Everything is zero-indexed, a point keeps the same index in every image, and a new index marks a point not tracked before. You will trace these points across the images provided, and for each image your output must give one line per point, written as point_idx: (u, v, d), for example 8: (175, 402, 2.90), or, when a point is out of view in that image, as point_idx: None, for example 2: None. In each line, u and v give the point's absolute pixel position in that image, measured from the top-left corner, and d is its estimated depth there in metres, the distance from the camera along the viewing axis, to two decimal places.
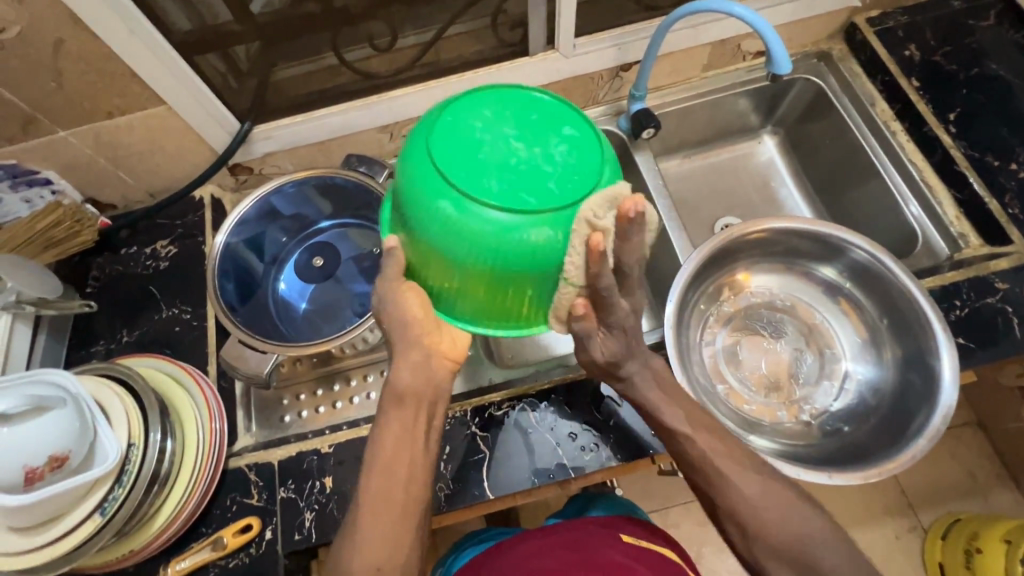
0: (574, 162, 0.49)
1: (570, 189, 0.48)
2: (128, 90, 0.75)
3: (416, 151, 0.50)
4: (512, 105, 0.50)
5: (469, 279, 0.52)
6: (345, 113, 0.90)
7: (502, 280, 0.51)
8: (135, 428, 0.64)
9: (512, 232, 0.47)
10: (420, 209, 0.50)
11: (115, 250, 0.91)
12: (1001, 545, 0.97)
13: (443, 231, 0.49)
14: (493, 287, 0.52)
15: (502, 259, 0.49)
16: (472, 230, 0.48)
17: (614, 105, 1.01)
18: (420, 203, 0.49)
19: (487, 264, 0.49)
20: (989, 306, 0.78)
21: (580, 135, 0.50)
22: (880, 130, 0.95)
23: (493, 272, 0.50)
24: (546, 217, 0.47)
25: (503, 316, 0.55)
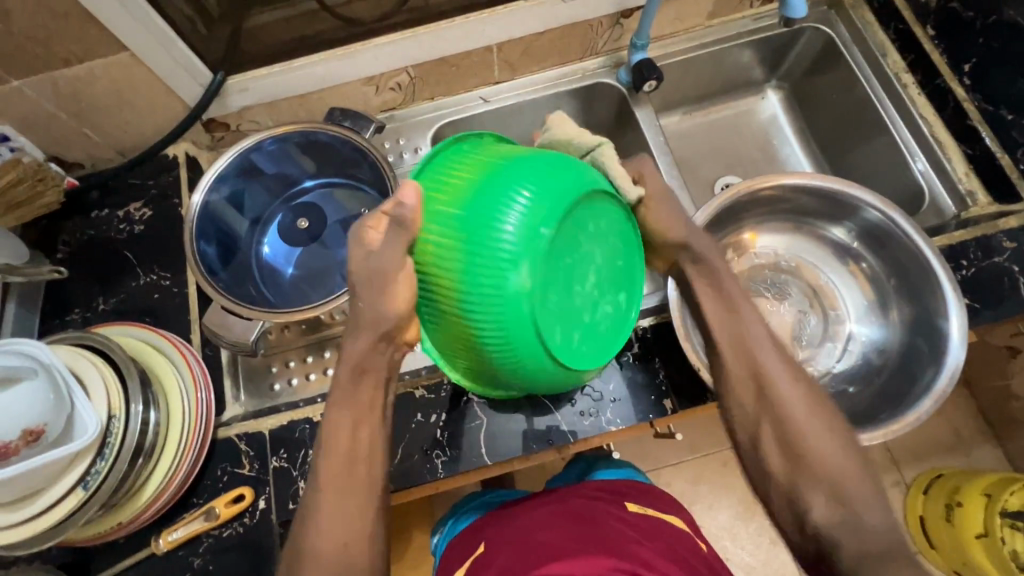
0: (609, 317, 0.54)
1: (588, 336, 0.53)
2: (85, 34, 0.68)
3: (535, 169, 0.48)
4: (617, 242, 0.53)
5: (439, 269, 0.48)
6: (327, 63, 0.84)
7: (459, 307, 0.48)
8: (114, 398, 0.61)
9: (524, 306, 0.46)
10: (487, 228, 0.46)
11: (85, 213, 0.86)
12: (981, 498, 0.99)
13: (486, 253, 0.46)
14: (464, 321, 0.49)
15: (476, 297, 0.47)
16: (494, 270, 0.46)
17: (613, 56, 0.95)
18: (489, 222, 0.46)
19: (476, 305, 0.47)
20: (995, 266, 0.76)
21: (628, 295, 0.56)
22: (891, 82, 0.90)
23: (459, 294, 0.48)
24: (556, 321, 0.49)
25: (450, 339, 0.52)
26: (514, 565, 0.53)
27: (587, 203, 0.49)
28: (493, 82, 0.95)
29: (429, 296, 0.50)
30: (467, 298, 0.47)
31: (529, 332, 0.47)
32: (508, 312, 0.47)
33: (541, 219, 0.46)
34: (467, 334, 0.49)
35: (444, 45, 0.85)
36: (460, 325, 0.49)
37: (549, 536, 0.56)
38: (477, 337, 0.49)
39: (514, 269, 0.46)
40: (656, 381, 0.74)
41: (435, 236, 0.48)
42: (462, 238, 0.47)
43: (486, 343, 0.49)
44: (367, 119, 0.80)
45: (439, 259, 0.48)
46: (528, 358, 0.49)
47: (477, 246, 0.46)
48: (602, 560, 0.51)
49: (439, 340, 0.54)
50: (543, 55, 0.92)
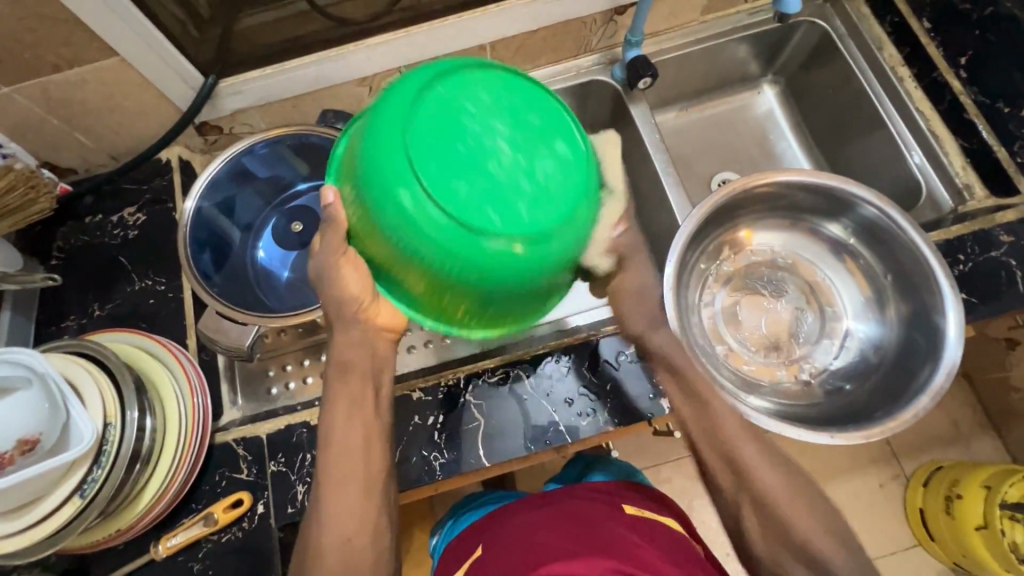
0: (555, 187, 0.44)
1: (540, 216, 0.44)
2: (74, 39, 0.68)
3: (401, 103, 0.45)
4: (513, 99, 0.45)
5: (369, 241, 0.49)
6: (319, 64, 0.83)
7: (398, 257, 0.46)
8: (110, 406, 0.61)
9: (451, 233, 0.43)
10: (379, 183, 0.44)
11: (79, 219, 0.85)
12: (981, 490, 0.99)
13: (396, 213, 0.44)
14: (427, 280, 0.47)
15: (399, 236, 0.45)
16: (416, 216, 0.43)
17: (607, 53, 0.95)
18: (380, 176, 0.44)
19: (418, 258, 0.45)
20: (992, 260, 0.76)
21: (571, 151, 0.46)
22: (887, 76, 0.90)
23: (388, 247, 0.47)
24: (503, 229, 0.43)
25: (434, 307, 0.50)
26: (512, 568, 0.53)
27: (442, 86, 0.45)
28: None
29: (384, 272, 0.50)
30: (397, 245, 0.46)
31: (465, 250, 0.43)
32: (434, 236, 0.43)
33: (400, 131, 0.43)
34: (423, 278, 0.47)
35: (437, 45, 0.85)
36: (415, 276, 0.47)
37: (547, 537, 0.56)
38: (429, 273, 0.46)
39: (411, 206, 0.43)
40: (653, 380, 0.74)
41: (352, 215, 0.49)
42: (363, 197, 0.46)
43: (442, 273, 0.45)
44: None
45: (362, 230, 0.49)
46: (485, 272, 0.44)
47: (369, 192, 0.45)
48: (599, 561, 0.51)
49: (423, 309, 0.51)
50: (538, 53, 0.91)
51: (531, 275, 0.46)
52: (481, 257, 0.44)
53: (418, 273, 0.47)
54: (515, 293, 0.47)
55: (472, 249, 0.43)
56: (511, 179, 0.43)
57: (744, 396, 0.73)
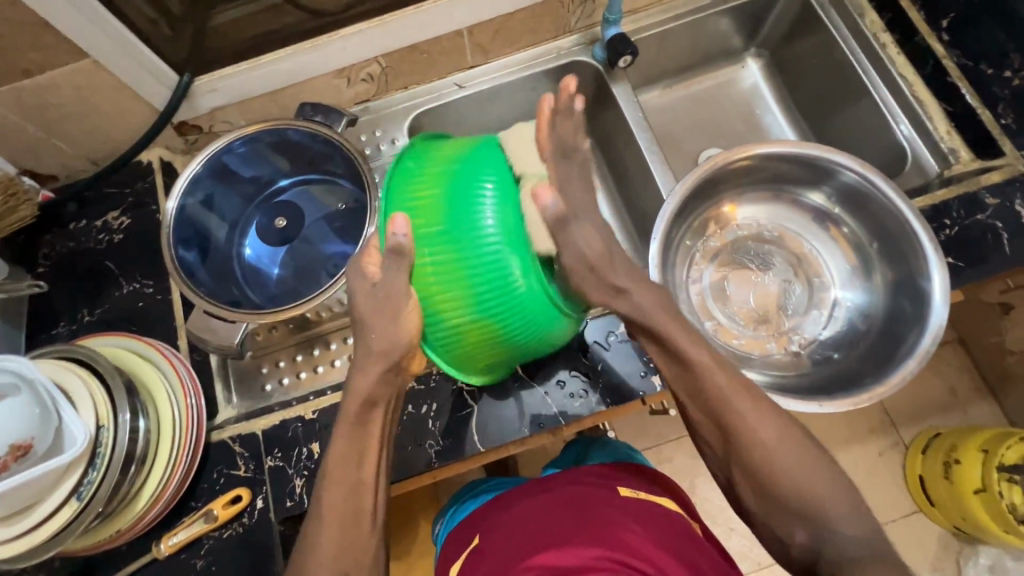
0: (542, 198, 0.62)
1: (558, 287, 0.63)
2: (42, 42, 0.67)
3: (481, 171, 0.58)
4: None
5: (439, 284, 0.59)
6: (295, 57, 0.82)
7: (467, 305, 0.59)
8: (102, 409, 0.61)
9: (525, 296, 0.59)
10: (471, 236, 0.57)
11: (63, 226, 0.85)
12: (978, 454, 1.00)
13: (480, 265, 0.57)
14: (484, 332, 0.60)
15: (478, 288, 0.58)
16: (499, 274, 0.57)
17: (587, 33, 0.94)
18: (471, 231, 0.57)
19: (489, 312, 0.59)
20: (979, 223, 0.76)
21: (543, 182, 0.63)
22: (870, 44, 0.89)
23: (461, 293, 0.58)
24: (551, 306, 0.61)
25: (469, 356, 0.63)
26: (505, 557, 0.54)
27: (512, 170, 0.61)
28: (468, 66, 0.93)
29: (434, 312, 0.60)
30: (477, 295, 0.58)
31: (526, 310, 0.60)
32: (507, 296, 0.58)
33: (500, 204, 0.58)
34: (478, 323, 0.60)
35: (413, 32, 0.84)
36: (475, 322, 0.60)
37: (539, 525, 0.57)
38: (488, 323, 0.60)
39: (497, 262, 0.57)
40: (644, 358, 0.75)
41: (427, 254, 0.58)
42: (453, 245, 0.57)
43: (499, 323, 0.60)
44: (339, 112, 0.79)
45: (440, 271, 0.58)
46: (531, 334, 0.62)
47: (469, 244, 0.57)
48: (590, 546, 0.52)
49: (453, 348, 0.62)
50: (516, 36, 0.91)
51: (542, 347, 0.65)
52: (529, 320, 0.60)
53: (479, 320, 0.59)
54: (528, 352, 0.65)
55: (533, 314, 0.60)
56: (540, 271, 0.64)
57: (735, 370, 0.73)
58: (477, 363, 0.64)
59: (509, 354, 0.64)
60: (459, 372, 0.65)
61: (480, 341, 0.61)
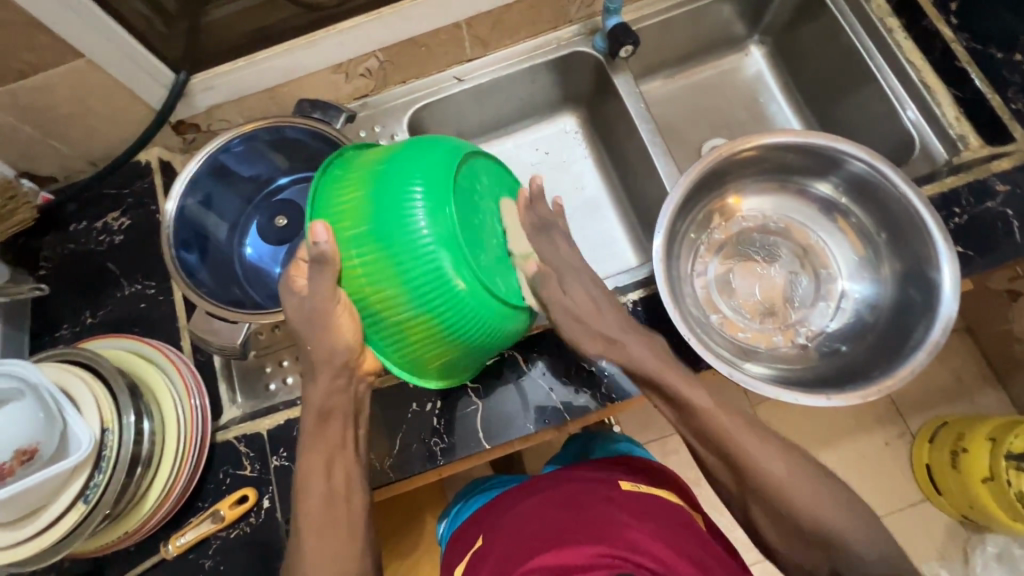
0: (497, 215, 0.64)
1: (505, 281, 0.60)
2: (36, 43, 0.66)
3: (404, 165, 0.55)
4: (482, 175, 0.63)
5: (371, 288, 0.55)
6: (292, 54, 0.81)
7: (406, 305, 0.55)
8: (106, 411, 0.61)
9: (466, 291, 0.55)
10: (395, 232, 0.53)
11: (63, 227, 0.85)
12: (986, 442, 1.00)
13: (410, 260, 0.53)
14: (426, 333, 0.57)
15: (415, 287, 0.54)
16: (432, 269, 0.54)
17: (587, 22, 0.92)
18: (396, 226, 0.53)
19: (428, 312, 0.55)
20: (989, 211, 0.75)
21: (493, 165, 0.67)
22: (876, 29, 0.87)
23: (395, 294, 0.55)
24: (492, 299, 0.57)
25: (417, 360, 0.59)
26: (510, 558, 0.54)
27: (443, 158, 0.57)
28: (467, 59, 0.92)
29: (372, 314, 0.57)
30: (412, 293, 0.54)
31: (467, 306, 0.56)
32: (445, 294, 0.55)
33: (432, 202, 0.54)
34: (422, 322, 0.56)
35: (411, 26, 0.83)
36: (413, 322, 0.56)
37: (542, 524, 0.57)
38: (432, 322, 0.56)
39: (428, 258, 0.54)
40: None
41: (354, 258, 0.54)
42: (381, 244, 0.54)
43: (440, 324, 0.56)
44: (337, 108, 0.79)
45: (370, 274, 0.54)
46: (478, 330, 0.58)
47: (394, 242, 0.53)
48: (594, 544, 0.51)
49: (396, 354, 0.59)
50: (515, 28, 0.89)
51: (499, 341, 0.62)
52: (471, 317, 0.57)
53: (418, 322, 0.56)
54: (487, 351, 0.62)
55: (476, 308, 0.56)
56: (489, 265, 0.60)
57: (740, 363, 0.72)
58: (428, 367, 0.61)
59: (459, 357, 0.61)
60: (411, 376, 0.61)
61: (425, 346, 0.58)
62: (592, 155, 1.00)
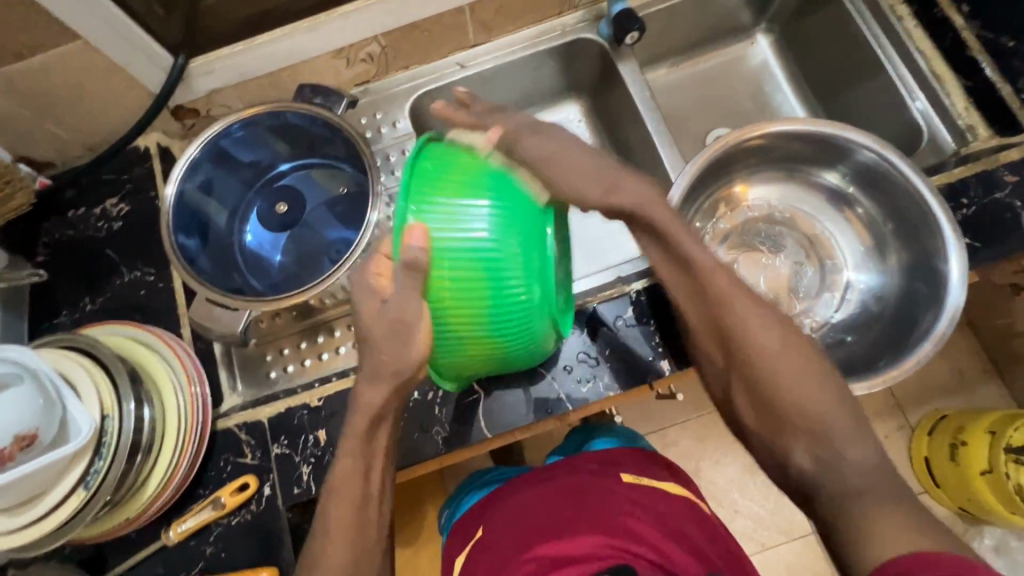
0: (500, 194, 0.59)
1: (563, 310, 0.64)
2: (31, 23, 0.65)
3: (510, 198, 0.54)
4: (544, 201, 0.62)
5: (460, 300, 0.53)
6: (292, 37, 0.80)
7: (476, 317, 0.54)
8: (106, 398, 0.60)
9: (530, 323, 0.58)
10: (497, 261, 0.53)
11: (61, 213, 0.84)
12: (985, 435, 0.99)
13: (504, 288, 0.54)
14: (486, 351, 0.58)
15: (495, 313, 0.54)
16: (521, 302, 0.55)
17: (592, 8, 0.91)
18: (502, 259, 0.53)
19: (499, 334, 0.56)
20: (997, 202, 0.74)
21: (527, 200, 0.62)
22: (886, 17, 0.86)
23: (474, 306, 0.54)
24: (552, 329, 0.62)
25: (462, 365, 0.60)
26: (510, 547, 0.54)
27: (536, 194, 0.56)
28: (470, 46, 0.91)
29: (443, 324, 0.55)
30: (491, 316, 0.54)
31: (534, 333, 0.59)
32: (522, 308, 0.55)
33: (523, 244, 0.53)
34: (488, 341, 0.57)
35: (414, 11, 0.82)
36: (481, 339, 0.56)
37: (543, 514, 0.56)
38: (499, 342, 0.57)
39: (522, 290, 0.54)
40: (652, 342, 0.74)
41: (447, 271, 0.52)
42: (478, 261, 0.52)
43: (504, 344, 0.58)
44: (338, 93, 0.77)
45: (461, 289, 0.53)
46: (532, 350, 0.62)
47: (496, 269, 0.53)
48: (595, 535, 0.51)
49: (449, 359, 0.58)
50: (519, 13, 0.88)
51: (538, 356, 0.65)
52: (530, 341, 0.60)
53: (485, 340, 0.57)
54: (524, 361, 0.65)
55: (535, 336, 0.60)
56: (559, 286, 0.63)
57: None
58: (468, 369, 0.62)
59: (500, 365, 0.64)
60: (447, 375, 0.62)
61: (483, 359, 0.59)
62: (596, 144, 0.99)
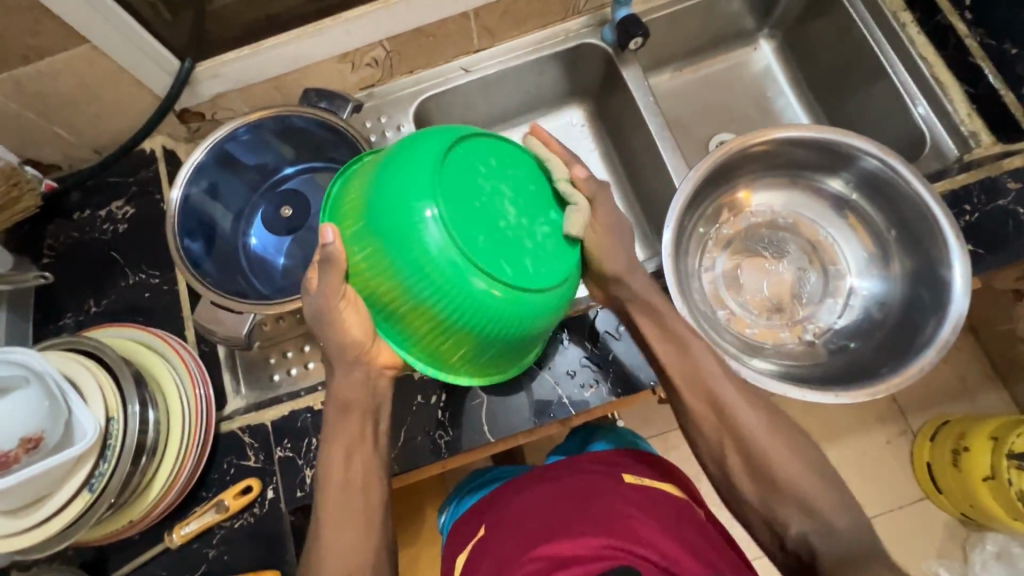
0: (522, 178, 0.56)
1: (542, 270, 0.52)
2: (40, 27, 0.65)
3: (412, 159, 0.50)
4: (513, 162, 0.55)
5: (376, 278, 0.52)
6: (298, 42, 0.80)
7: (405, 291, 0.51)
8: (111, 401, 0.61)
9: (464, 279, 0.49)
10: (400, 224, 0.49)
11: (66, 216, 0.84)
12: (988, 441, 0.99)
13: (412, 252, 0.49)
14: (436, 328, 0.53)
15: (412, 278, 0.50)
16: (429, 258, 0.49)
17: (596, 14, 0.91)
18: (401, 221, 0.49)
19: (433, 303, 0.51)
20: (1000, 209, 0.74)
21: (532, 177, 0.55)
22: (889, 24, 0.86)
23: (398, 281, 0.51)
24: (513, 288, 0.50)
25: (433, 354, 0.56)
26: (513, 551, 0.54)
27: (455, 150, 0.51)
28: (474, 50, 0.91)
29: (381, 309, 0.54)
30: (409, 283, 0.50)
31: (468, 293, 0.50)
32: (434, 267, 0.49)
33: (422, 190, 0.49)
34: (424, 312, 0.51)
35: (420, 16, 0.82)
36: (416, 311, 0.52)
37: (546, 517, 0.56)
38: (435, 311, 0.51)
39: (430, 245, 0.49)
40: None
41: (357, 253, 0.52)
42: (377, 237, 0.50)
43: (446, 315, 0.51)
44: (343, 98, 0.78)
45: (371, 268, 0.52)
46: (498, 319, 0.51)
47: (394, 234, 0.49)
48: (598, 536, 0.51)
49: (416, 346, 0.55)
50: (523, 19, 0.88)
51: (523, 339, 0.55)
52: (480, 305, 0.50)
53: (422, 312, 0.52)
54: (509, 342, 0.55)
55: (485, 298, 0.50)
56: (517, 234, 0.52)
57: (747, 359, 0.72)
58: (448, 359, 0.56)
59: (480, 349, 0.55)
60: (440, 370, 0.57)
61: (440, 339, 0.54)
62: (599, 149, 0.99)
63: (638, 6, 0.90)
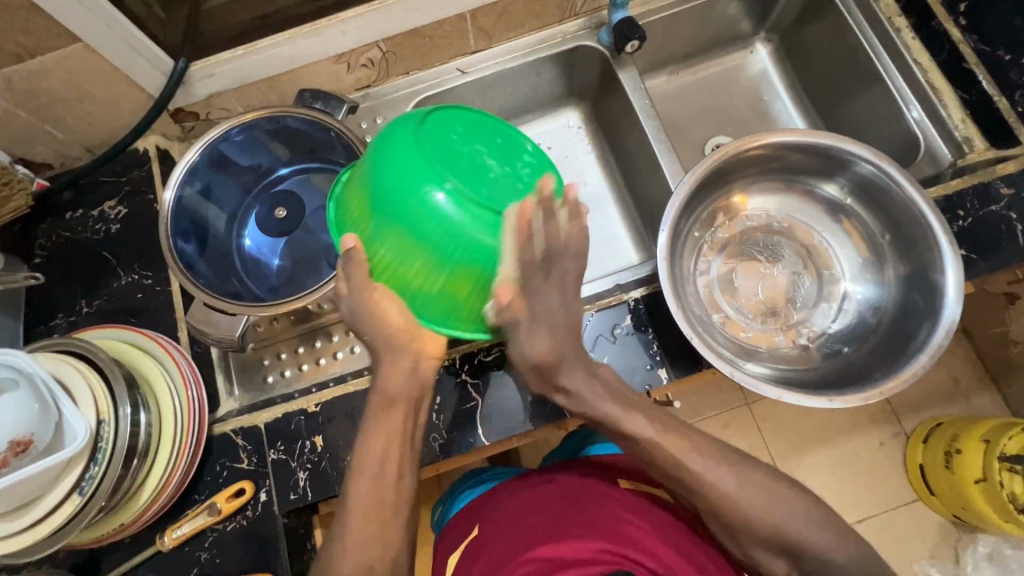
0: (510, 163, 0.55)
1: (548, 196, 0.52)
2: (31, 26, 0.64)
3: (399, 142, 0.52)
4: (486, 123, 0.55)
5: (405, 266, 0.53)
6: (293, 42, 0.80)
7: (436, 265, 0.52)
8: (102, 403, 0.60)
9: (484, 230, 0.50)
10: (406, 204, 0.50)
11: (58, 215, 0.84)
12: (980, 444, 1.00)
13: (429, 226, 0.50)
14: (474, 289, 0.53)
15: (438, 247, 0.51)
16: (446, 224, 0.50)
17: (593, 17, 0.91)
18: (405, 201, 0.50)
19: (466, 265, 0.51)
20: (993, 215, 0.75)
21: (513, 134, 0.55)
22: (885, 28, 0.86)
23: (424, 258, 0.52)
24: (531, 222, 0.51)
25: (479, 319, 0.56)
26: (506, 554, 0.54)
27: (429, 122, 0.52)
28: (470, 52, 0.91)
29: (418, 293, 0.55)
30: (438, 254, 0.51)
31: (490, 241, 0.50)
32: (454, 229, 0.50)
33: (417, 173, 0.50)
34: (459, 277, 0.52)
35: (416, 17, 0.82)
36: (452, 280, 0.52)
37: (539, 521, 0.56)
38: (468, 271, 0.52)
39: (442, 210, 0.49)
40: (650, 351, 0.74)
41: (378, 248, 0.53)
42: (391, 226, 0.52)
43: (480, 273, 0.52)
44: (339, 99, 0.78)
45: (396, 257, 0.53)
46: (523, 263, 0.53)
47: (405, 216, 0.51)
48: (591, 540, 0.51)
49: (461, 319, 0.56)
50: (520, 21, 0.88)
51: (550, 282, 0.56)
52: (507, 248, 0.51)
53: (458, 279, 0.52)
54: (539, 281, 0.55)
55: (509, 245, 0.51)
56: (512, 175, 0.52)
57: (741, 363, 0.72)
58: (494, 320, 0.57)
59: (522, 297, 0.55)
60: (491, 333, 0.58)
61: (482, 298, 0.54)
62: (595, 151, 0.99)
63: (635, 9, 0.90)
